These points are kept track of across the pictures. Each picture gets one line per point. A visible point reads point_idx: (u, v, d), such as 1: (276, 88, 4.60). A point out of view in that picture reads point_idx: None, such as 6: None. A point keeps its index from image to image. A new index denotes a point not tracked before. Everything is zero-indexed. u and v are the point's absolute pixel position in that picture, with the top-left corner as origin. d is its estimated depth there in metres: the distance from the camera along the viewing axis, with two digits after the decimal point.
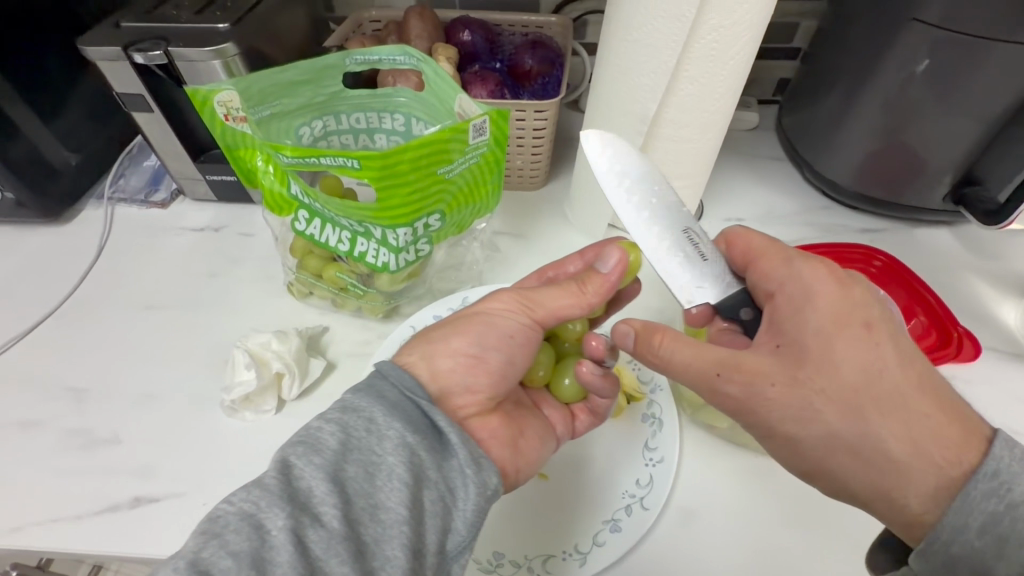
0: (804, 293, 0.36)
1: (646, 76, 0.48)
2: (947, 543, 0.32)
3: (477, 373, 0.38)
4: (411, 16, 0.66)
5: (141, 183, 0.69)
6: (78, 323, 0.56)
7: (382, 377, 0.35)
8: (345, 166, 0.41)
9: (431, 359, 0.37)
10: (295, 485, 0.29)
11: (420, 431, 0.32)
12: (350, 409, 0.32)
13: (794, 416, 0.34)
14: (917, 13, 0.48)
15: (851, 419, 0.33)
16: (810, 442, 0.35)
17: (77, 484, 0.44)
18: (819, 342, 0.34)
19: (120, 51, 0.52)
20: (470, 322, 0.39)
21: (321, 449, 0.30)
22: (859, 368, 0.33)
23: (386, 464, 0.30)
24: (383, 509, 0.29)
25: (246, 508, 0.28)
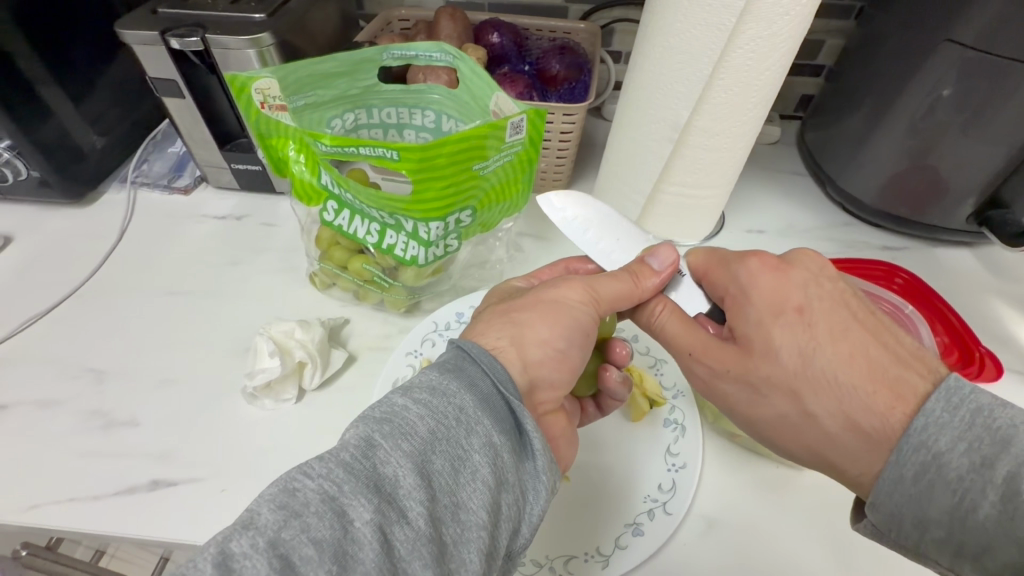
0: (739, 291, 0.37)
1: (680, 83, 0.48)
2: (888, 495, 0.31)
3: (561, 369, 0.37)
4: (442, 16, 0.66)
5: (165, 169, 0.69)
6: (99, 305, 0.56)
7: (472, 361, 0.33)
8: (383, 157, 0.41)
9: (523, 348, 0.36)
10: (381, 472, 0.27)
11: (507, 431, 0.31)
12: (440, 392, 0.30)
13: (748, 398, 0.37)
14: (952, 34, 0.48)
15: (794, 400, 0.35)
16: (770, 421, 0.37)
17: (94, 465, 0.44)
18: (756, 333, 0.36)
19: (157, 36, 0.52)
20: (555, 311, 0.38)
21: (410, 435, 0.28)
22: (790, 354, 0.34)
23: (471, 461, 0.29)
24: (465, 510, 0.28)
25: (329, 490, 0.26)
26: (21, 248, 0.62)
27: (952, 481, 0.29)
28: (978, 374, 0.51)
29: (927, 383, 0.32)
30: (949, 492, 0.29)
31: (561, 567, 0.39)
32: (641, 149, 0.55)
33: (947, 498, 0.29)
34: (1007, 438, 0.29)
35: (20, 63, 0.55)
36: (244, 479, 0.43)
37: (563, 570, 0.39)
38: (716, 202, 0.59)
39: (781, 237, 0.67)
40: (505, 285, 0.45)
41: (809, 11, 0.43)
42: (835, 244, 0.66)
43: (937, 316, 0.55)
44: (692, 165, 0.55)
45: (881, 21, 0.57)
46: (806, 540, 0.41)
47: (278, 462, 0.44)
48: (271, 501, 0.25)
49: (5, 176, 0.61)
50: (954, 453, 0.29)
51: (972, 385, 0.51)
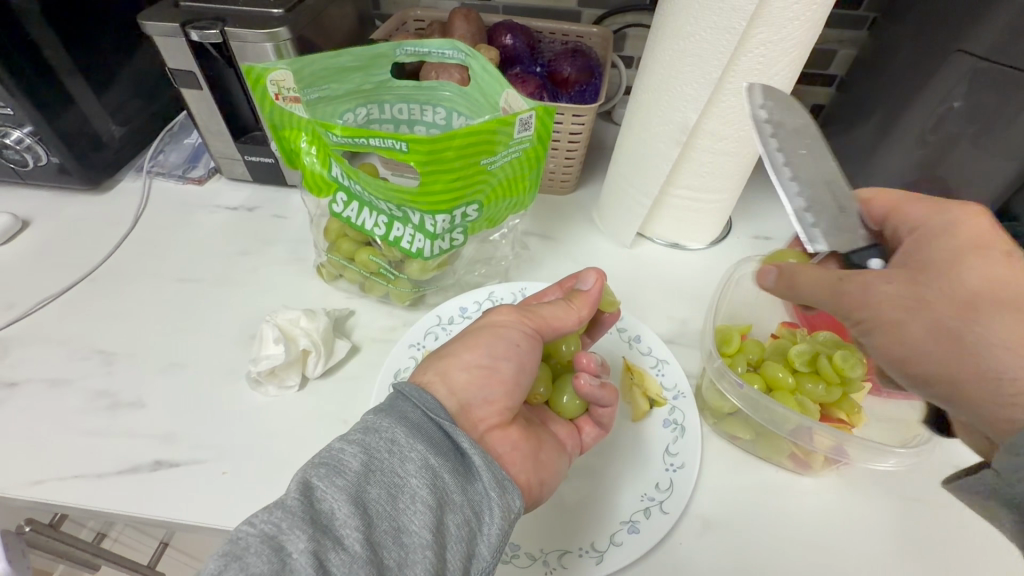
0: (945, 227, 0.35)
1: (689, 85, 0.48)
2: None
3: (492, 383, 0.37)
4: (456, 17, 0.67)
5: (180, 160, 0.70)
6: (111, 289, 0.57)
7: (405, 397, 0.34)
8: (392, 148, 0.42)
9: (445, 374, 0.37)
10: (318, 509, 0.28)
11: (444, 453, 0.32)
12: (372, 430, 0.31)
13: (906, 305, 0.33)
14: (965, 44, 0.48)
15: (965, 312, 0.32)
16: (914, 335, 0.33)
17: (100, 443, 0.45)
18: (944, 254, 0.34)
19: (178, 28, 0.53)
20: (478, 335, 0.39)
21: (344, 471, 0.29)
22: (980, 278, 0.32)
23: (409, 486, 0.30)
24: (407, 533, 0.28)
25: (268, 530, 0.26)
26: (38, 232, 0.63)
27: None
28: None
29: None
30: None
31: (555, 562, 0.39)
32: (648, 152, 0.55)
33: None
34: None
35: (46, 51, 0.56)
36: (245, 463, 0.43)
37: (557, 565, 0.39)
38: (723, 207, 0.60)
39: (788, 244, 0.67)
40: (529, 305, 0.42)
41: (820, 17, 0.44)
42: None
43: None
44: (700, 168, 0.55)
45: (895, 31, 0.57)
46: (805, 546, 0.41)
47: (279, 446, 0.44)
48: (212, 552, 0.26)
49: (27, 162, 0.63)
50: None
51: None
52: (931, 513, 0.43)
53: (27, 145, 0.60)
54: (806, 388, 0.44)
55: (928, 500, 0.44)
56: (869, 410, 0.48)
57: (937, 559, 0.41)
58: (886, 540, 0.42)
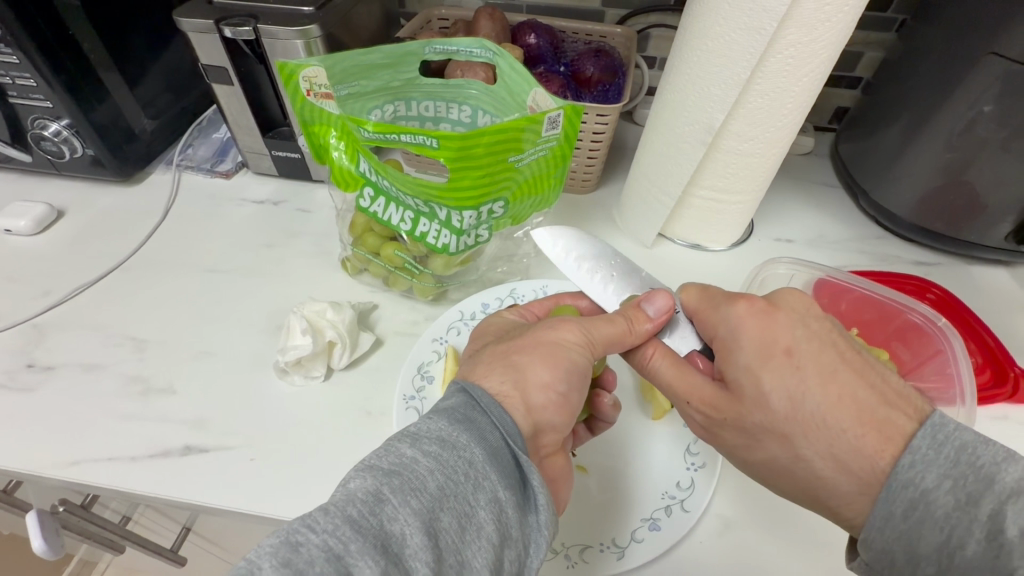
0: (729, 334, 0.38)
1: (716, 86, 0.48)
2: (879, 530, 0.32)
3: (562, 412, 0.37)
4: (482, 16, 0.68)
5: (208, 154, 0.72)
6: (143, 278, 0.59)
7: (483, 412, 0.32)
8: (423, 145, 0.42)
9: (525, 393, 0.35)
10: (388, 530, 0.26)
11: (512, 485, 0.31)
12: (448, 446, 0.30)
13: (741, 442, 0.37)
14: (997, 47, 0.48)
15: (783, 444, 0.35)
16: (759, 463, 0.37)
17: (133, 427, 0.46)
18: (746, 377, 0.36)
19: (212, 25, 0.55)
20: (554, 352, 0.37)
21: (418, 490, 0.28)
22: (780, 399, 0.34)
23: (477, 518, 0.29)
24: (469, 569, 0.27)
25: (333, 546, 0.25)
26: (73, 221, 0.65)
27: (940, 520, 0.30)
28: (1011, 394, 0.51)
29: (912, 422, 0.33)
30: (937, 529, 0.30)
31: (576, 556, 0.40)
32: (671, 152, 0.55)
33: (936, 533, 0.30)
34: (990, 476, 0.30)
35: (86, 46, 0.58)
36: (272, 450, 0.44)
37: (578, 559, 0.40)
38: (746, 209, 0.60)
39: (809, 247, 0.67)
40: (500, 318, 0.44)
41: (850, 20, 0.43)
42: (867, 257, 0.65)
43: (972, 334, 0.56)
44: (724, 168, 0.55)
45: (923, 33, 0.57)
46: (822, 552, 0.41)
47: (306, 434, 0.45)
48: (274, 557, 0.24)
49: (63, 154, 0.64)
50: (940, 490, 0.31)
51: (1002, 405, 0.51)
52: None
53: (64, 137, 0.62)
54: None
55: None
56: None
57: None
58: None
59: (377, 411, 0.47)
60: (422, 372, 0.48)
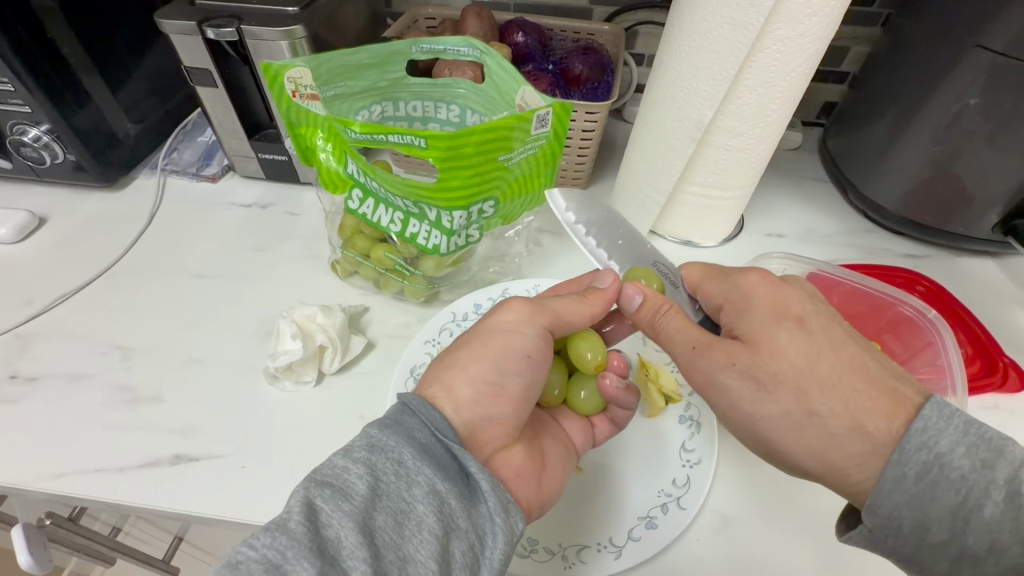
0: (741, 298, 0.39)
1: (705, 82, 0.48)
2: (891, 493, 0.32)
3: (499, 401, 0.37)
4: (469, 14, 0.68)
5: (194, 158, 0.71)
6: (128, 285, 0.57)
7: (412, 414, 0.34)
8: (412, 145, 0.42)
9: (452, 390, 0.36)
10: (324, 536, 0.26)
11: (450, 477, 0.31)
12: (378, 448, 0.31)
13: (751, 395, 0.36)
14: (982, 40, 0.48)
15: (797, 398, 0.35)
16: (767, 422, 0.36)
17: (121, 437, 0.45)
18: (763, 332, 0.36)
19: (194, 26, 0.54)
20: (487, 345, 0.39)
21: (350, 495, 0.28)
22: (797, 354, 0.35)
23: (416, 512, 0.29)
24: (413, 562, 0.28)
25: (271, 558, 0.25)
26: (56, 228, 0.64)
27: (953, 481, 0.31)
28: (1001, 384, 0.51)
29: (918, 395, 0.34)
30: (952, 491, 0.31)
31: (574, 556, 0.39)
32: (662, 148, 0.55)
33: (951, 495, 0.31)
34: (1000, 447, 0.31)
35: (65, 49, 0.57)
36: (265, 458, 0.44)
37: (576, 560, 0.39)
38: (737, 205, 0.60)
39: (800, 241, 0.67)
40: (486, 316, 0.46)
41: (837, 13, 0.44)
42: (857, 251, 0.66)
43: (961, 326, 0.56)
44: (714, 164, 0.55)
45: (909, 26, 0.57)
46: (820, 546, 0.41)
47: (298, 440, 0.45)
48: None
49: (44, 159, 0.63)
50: (956, 454, 0.31)
51: (993, 395, 0.51)
52: None
53: (44, 143, 0.61)
54: None
55: None
56: None
57: None
58: None
59: (371, 415, 0.46)
60: (416, 375, 0.48)
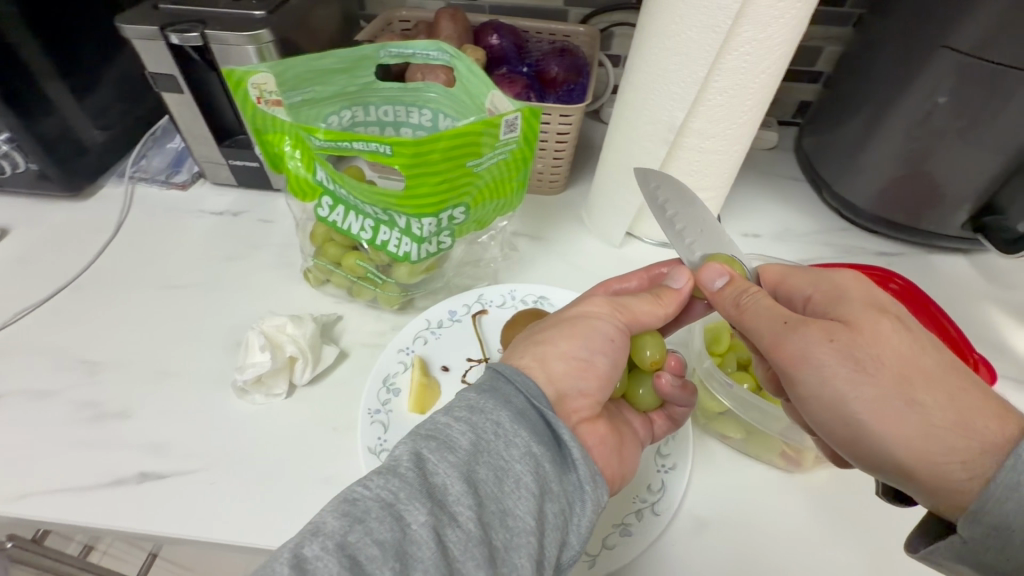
0: (835, 289, 0.39)
1: (676, 84, 0.48)
2: (1000, 500, 0.29)
3: (588, 376, 0.37)
4: (443, 17, 0.67)
5: (163, 165, 0.69)
6: (94, 297, 0.56)
7: (507, 381, 0.34)
8: (377, 152, 0.41)
9: (546, 362, 0.37)
10: (432, 483, 0.28)
11: (545, 441, 0.32)
12: (478, 410, 0.32)
13: (844, 375, 0.34)
14: (948, 40, 0.49)
15: (899, 384, 0.33)
16: (860, 406, 0.34)
17: (85, 455, 0.44)
18: (865, 317, 0.36)
19: (157, 31, 0.52)
20: (574, 325, 0.39)
21: (456, 448, 0.30)
22: (902, 342, 0.34)
23: (514, 471, 0.30)
24: (513, 516, 0.29)
25: (385, 497, 0.27)
26: (20, 240, 0.62)
27: None
28: None
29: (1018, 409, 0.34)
30: None
31: None
32: (635, 151, 0.55)
33: None
34: None
35: (24, 56, 0.55)
36: (234, 474, 0.43)
37: None
38: (712, 206, 0.60)
39: (777, 241, 0.67)
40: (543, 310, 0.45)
41: (804, 15, 0.44)
42: (832, 249, 0.66)
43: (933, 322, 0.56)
44: (688, 166, 0.55)
45: (879, 27, 0.57)
46: (795, 547, 0.41)
47: (269, 454, 0.44)
48: (333, 510, 0.27)
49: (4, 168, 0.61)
50: None
51: None
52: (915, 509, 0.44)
53: (4, 152, 0.59)
54: None
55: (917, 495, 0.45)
56: None
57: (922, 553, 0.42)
58: (873, 538, 0.42)
59: (344, 426, 0.46)
60: (388, 385, 0.47)
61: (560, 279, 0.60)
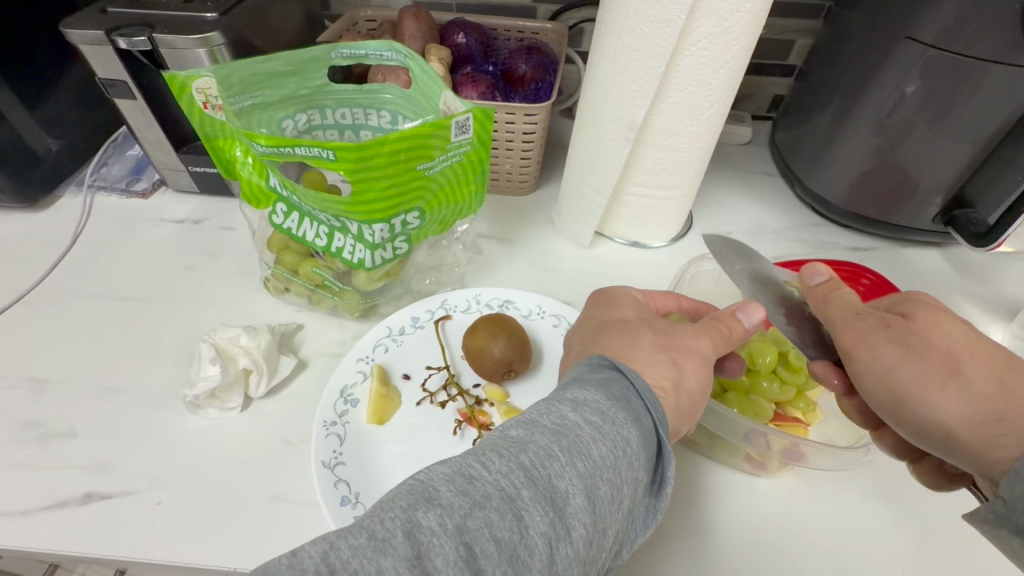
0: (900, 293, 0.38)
1: (634, 82, 0.47)
2: None
3: (692, 418, 0.37)
4: (406, 16, 0.65)
5: (123, 173, 0.68)
6: (44, 312, 0.54)
7: (636, 394, 0.33)
8: (320, 157, 0.40)
9: (679, 398, 0.35)
10: (554, 485, 0.27)
11: (649, 469, 0.31)
12: (611, 420, 0.30)
13: (897, 352, 0.35)
14: (913, 31, 0.48)
15: (949, 362, 0.34)
16: (908, 378, 0.34)
17: (28, 478, 0.42)
18: (925, 307, 0.36)
19: (104, 35, 0.51)
20: (698, 355, 0.37)
21: (584, 455, 0.28)
22: (958, 327, 0.35)
23: (622, 493, 0.29)
24: (607, 537, 0.28)
25: (507, 488, 0.26)
26: None
27: None
28: None
29: None
30: None
31: None
32: (598, 150, 0.54)
33: None
34: None
35: None
36: (182, 492, 0.41)
37: None
38: (681, 204, 0.59)
39: (749, 238, 0.66)
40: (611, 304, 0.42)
41: (761, 7, 0.43)
42: (804, 245, 0.66)
43: None
44: (654, 164, 0.54)
45: (846, 19, 0.56)
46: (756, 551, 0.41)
47: (221, 471, 0.43)
48: (453, 486, 0.26)
49: None
50: None
51: None
52: (881, 509, 0.44)
53: None
54: (761, 387, 0.45)
55: (881, 495, 0.44)
56: (826, 405, 0.49)
57: (886, 555, 0.41)
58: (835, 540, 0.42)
59: (299, 439, 0.44)
60: (346, 396, 0.46)
61: (527, 281, 0.59)
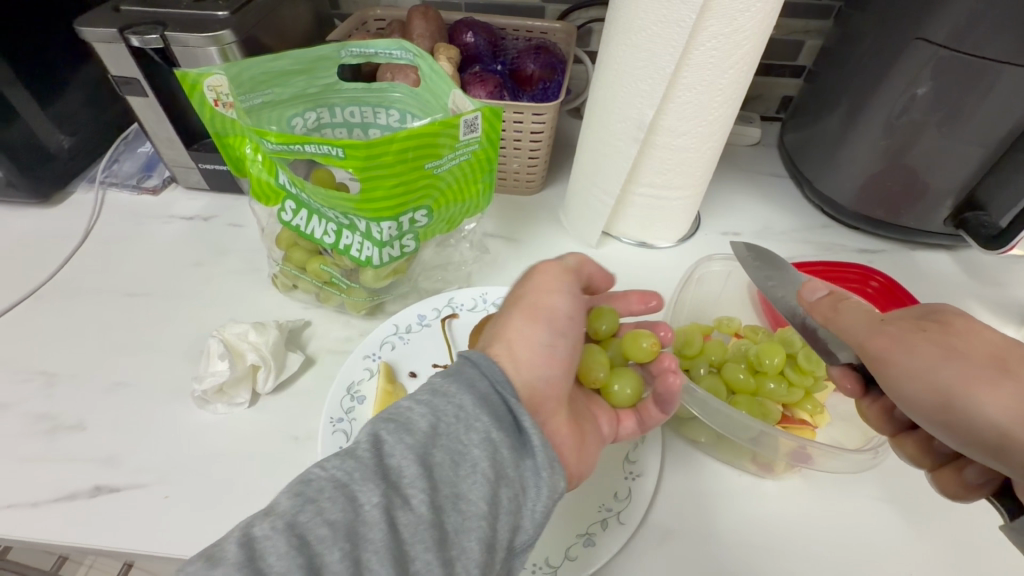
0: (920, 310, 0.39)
1: (643, 81, 0.47)
2: None
3: (554, 367, 0.36)
4: (415, 15, 0.66)
5: (134, 169, 0.68)
6: (55, 307, 0.55)
7: (472, 364, 0.33)
8: (329, 155, 0.40)
9: (513, 348, 0.36)
10: (387, 463, 0.28)
11: (506, 428, 0.31)
12: (440, 394, 0.31)
13: (936, 352, 0.34)
14: (924, 31, 0.47)
15: (994, 362, 0.33)
16: (953, 378, 0.33)
17: (38, 470, 0.43)
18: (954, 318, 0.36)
19: (117, 33, 0.51)
20: (537, 309, 0.38)
21: (412, 430, 0.29)
22: (993, 334, 0.35)
23: (471, 455, 0.29)
24: (466, 500, 0.28)
25: (341, 477, 0.27)
26: None
27: None
28: None
29: None
30: None
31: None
32: (607, 150, 0.53)
33: None
34: None
35: None
36: (189, 486, 0.42)
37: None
38: (689, 205, 0.58)
39: (756, 239, 0.66)
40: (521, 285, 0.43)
41: (772, 7, 0.42)
42: (813, 247, 0.65)
43: None
44: (662, 165, 0.54)
45: (857, 19, 0.56)
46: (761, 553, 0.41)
47: (227, 465, 0.43)
48: (287, 491, 0.26)
49: None
50: None
51: None
52: (889, 513, 0.43)
53: None
54: (768, 388, 0.45)
55: (889, 499, 0.44)
56: (833, 408, 0.49)
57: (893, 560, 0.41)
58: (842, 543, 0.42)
59: (304, 435, 0.45)
60: (352, 392, 0.46)
61: None
